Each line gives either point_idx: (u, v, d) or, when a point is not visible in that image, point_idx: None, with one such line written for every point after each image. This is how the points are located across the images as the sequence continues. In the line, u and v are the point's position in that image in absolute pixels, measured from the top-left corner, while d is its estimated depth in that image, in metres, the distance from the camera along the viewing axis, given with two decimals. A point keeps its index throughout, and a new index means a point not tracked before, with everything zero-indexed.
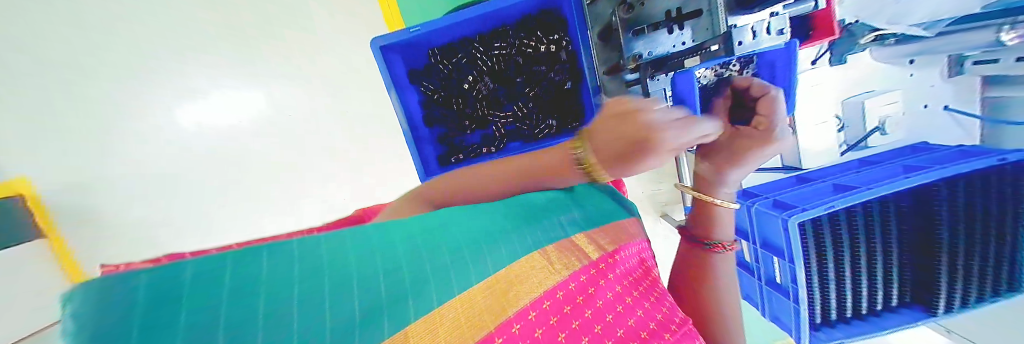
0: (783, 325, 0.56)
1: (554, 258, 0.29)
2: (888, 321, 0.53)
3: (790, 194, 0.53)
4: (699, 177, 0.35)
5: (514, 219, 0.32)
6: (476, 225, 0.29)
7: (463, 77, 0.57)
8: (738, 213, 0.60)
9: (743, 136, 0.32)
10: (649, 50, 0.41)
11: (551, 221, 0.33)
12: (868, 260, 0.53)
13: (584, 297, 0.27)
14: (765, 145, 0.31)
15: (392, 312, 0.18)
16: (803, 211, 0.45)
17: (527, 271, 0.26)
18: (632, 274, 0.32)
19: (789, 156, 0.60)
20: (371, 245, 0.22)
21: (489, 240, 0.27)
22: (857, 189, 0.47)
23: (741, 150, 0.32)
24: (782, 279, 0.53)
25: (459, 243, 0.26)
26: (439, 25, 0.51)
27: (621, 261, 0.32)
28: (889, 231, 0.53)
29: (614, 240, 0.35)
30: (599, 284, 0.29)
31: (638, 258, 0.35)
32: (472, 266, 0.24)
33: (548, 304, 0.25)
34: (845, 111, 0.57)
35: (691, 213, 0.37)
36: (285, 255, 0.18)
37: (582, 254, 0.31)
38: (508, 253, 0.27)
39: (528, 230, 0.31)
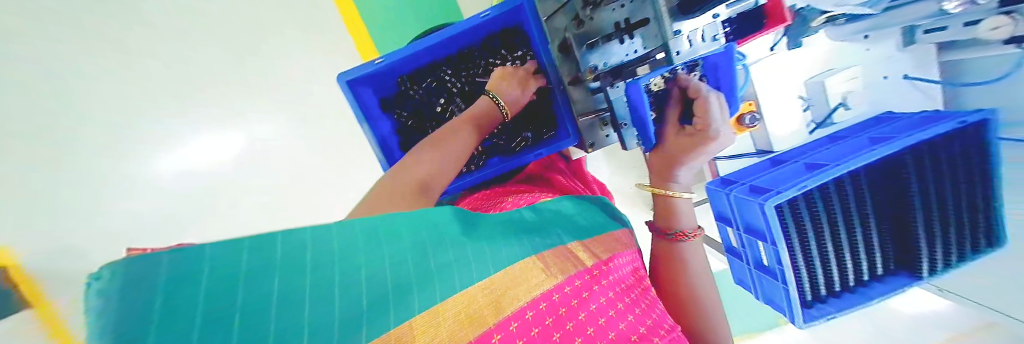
0: (777, 306, 0.58)
1: (550, 260, 0.30)
2: (875, 291, 0.55)
3: (767, 177, 0.54)
4: (658, 174, 0.40)
5: (510, 226, 0.33)
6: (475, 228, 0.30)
7: (433, 101, 0.57)
8: (718, 200, 0.61)
9: (689, 137, 0.37)
10: (603, 61, 0.44)
11: (550, 232, 0.34)
12: (849, 234, 0.54)
13: (578, 301, 0.28)
14: (708, 143, 0.36)
15: (397, 302, 0.20)
16: (780, 194, 0.46)
17: (525, 271, 0.27)
18: (623, 282, 0.33)
19: (760, 141, 0.63)
20: (379, 237, 0.23)
21: (491, 242, 0.28)
22: (826, 167, 0.48)
23: (689, 148, 0.37)
24: (768, 261, 0.54)
25: (461, 241, 0.27)
26: (406, 53, 0.53)
27: (613, 268, 0.33)
28: (865, 203, 0.55)
29: (608, 249, 0.36)
30: (592, 289, 0.29)
31: (630, 268, 0.36)
32: (473, 264, 0.25)
33: (544, 305, 0.26)
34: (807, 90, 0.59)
35: (654, 206, 0.40)
36: (298, 240, 0.19)
37: (577, 261, 0.31)
38: (509, 255, 0.28)
39: (526, 237, 0.32)
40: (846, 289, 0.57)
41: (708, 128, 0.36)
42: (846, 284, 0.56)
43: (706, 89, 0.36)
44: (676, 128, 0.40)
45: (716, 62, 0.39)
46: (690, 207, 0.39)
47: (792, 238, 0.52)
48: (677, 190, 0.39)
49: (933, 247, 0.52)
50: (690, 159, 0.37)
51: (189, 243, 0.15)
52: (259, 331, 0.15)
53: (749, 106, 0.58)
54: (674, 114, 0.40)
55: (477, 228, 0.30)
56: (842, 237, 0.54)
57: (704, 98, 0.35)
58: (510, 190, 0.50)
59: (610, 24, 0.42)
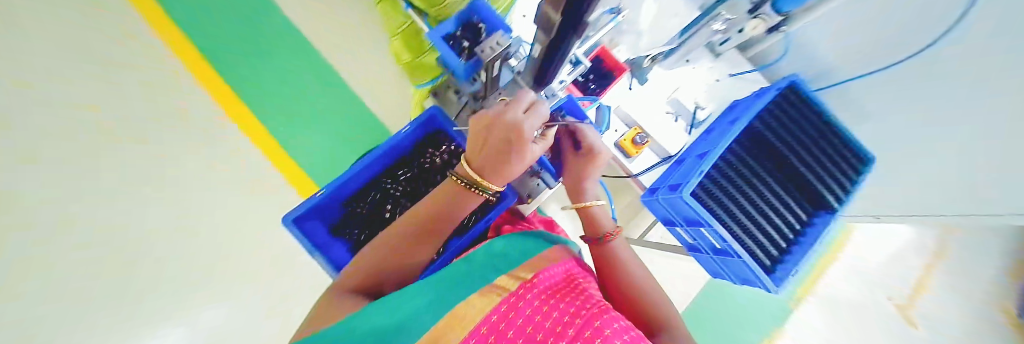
0: (752, 281, 0.65)
1: (475, 302, 0.31)
2: (819, 226, 0.64)
3: (676, 175, 0.63)
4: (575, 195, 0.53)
5: (439, 288, 0.35)
6: (399, 311, 0.30)
7: (381, 210, 0.61)
8: (656, 207, 0.69)
9: (586, 157, 0.52)
10: None
11: (474, 276, 0.38)
12: (768, 191, 0.65)
13: (505, 324, 0.28)
14: (603, 155, 0.51)
15: None
16: (687, 184, 0.56)
17: (458, 317, 0.29)
18: (553, 287, 0.35)
19: (659, 151, 0.75)
20: None
21: (413, 316, 0.29)
22: (709, 153, 0.61)
23: (587, 167, 0.51)
24: (719, 244, 0.62)
25: (381, 331, 0.27)
26: (343, 178, 0.59)
27: (540, 280, 0.35)
28: (757, 169, 0.66)
29: (534, 267, 0.39)
30: (518, 305, 0.31)
31: (560, 276, 0.38)
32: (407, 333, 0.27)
33: (484, 329, 0.28)
34: (673, 107, 0.75)
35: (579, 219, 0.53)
36: None
37: (501, 289, 0.34)
38: (431, 316, 0.29)
39: (452, 289, 0.34)
40: (798, 235, 0.65)
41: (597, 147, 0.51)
42: (787, 238, 0.64)
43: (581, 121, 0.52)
44: (572, 152, 0.54)
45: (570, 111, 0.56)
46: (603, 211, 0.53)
47: (722, 215, 0.61)
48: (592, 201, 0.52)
49: (824, 180, 0.66)
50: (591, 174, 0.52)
51: None
52: None
53: (635, 130, 0.72)
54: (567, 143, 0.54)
55: (403, 306, 0.31)
56: (763, 196, 0.64)
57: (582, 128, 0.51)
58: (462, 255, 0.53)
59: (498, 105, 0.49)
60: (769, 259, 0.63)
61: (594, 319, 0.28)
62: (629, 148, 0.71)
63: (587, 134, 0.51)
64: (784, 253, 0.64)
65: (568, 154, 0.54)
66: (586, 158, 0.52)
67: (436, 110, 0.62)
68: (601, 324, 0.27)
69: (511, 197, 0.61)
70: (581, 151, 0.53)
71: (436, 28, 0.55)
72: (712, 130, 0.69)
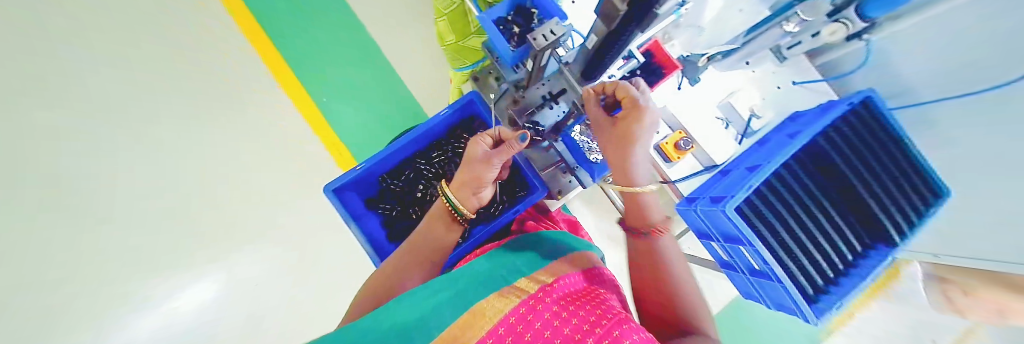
0: (789, 308, 0.61)
1: (495, 301, 0.32)
2: (876, 259, 0.59)
3: (720, 188, 0.59)
4: (621, 177, 0.46)
5: (460, 284, 0.36)
6: (424, 304, 0.31)
7: (413, 189, 0.62)
8: (692, 218, 0.66)
9: (626, 120, 0.41)
10: (542, 123, 0.51)
11: (495, 275, 0.38)
12: (821, 214, 0.59)
13: (523, 326, 0.28)
14: (644, 115, 0.39)
15: None
16: (733, 198, 0.52)
17: (478, 316, 0.29)
18: (571, 295, 0.33)
19: (703, 159, 0.71)
20: None
21: (433, 309, 0.30)
22: (762, 167, 0.56)
23: (627, 133, 0.41)
24: (758, 264, 0.58)
25: (403, 321, 0.29)
26: (382, 155, 0.60)
27: (560, 286, 0.35)
28: (811, 190, 0.61)
29: (554, 273, 0.38)
30: (536, 310, 0.30)
31: (581, 284, 0.37)
32: (430, 323, 0.28)
33: (502, 330, 0.28)
34: (722, 111, 0.69)
35: (625, 206, 0.47)
36: None
37: (520, 292, 0.34)
38: (451, 312, 0.30)
39: (473, 285, 0.35)
40: (851, 265, 0.60)
41: (633, 104, 0.39)
42: (837, 267, 0.59)
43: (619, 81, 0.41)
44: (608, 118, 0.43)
45: None
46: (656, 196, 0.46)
47: (768, 236, 0.57)
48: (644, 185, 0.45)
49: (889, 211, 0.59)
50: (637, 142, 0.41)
51: None
52: None
53: (680, 133, 0.68)
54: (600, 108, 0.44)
55: (423, 300, 0.32)
56: (815, 218, 0.59)
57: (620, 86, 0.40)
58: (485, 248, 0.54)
59: (538, 97, 0.51)
60: (812, 289, 0.58)
61: (613, 329, 0.25)
62: (671, 153, 0.67)
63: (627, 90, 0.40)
64: (831, 283, 0.59)
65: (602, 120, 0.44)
66: (624, 123, 0.41)
67: (475, 95, 0.62)
68: (620, 334, 0.25)
69: (540, 191, 0.58)
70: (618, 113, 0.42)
71: (490, 10, 0.53)
72: (768, 141, 0.64)
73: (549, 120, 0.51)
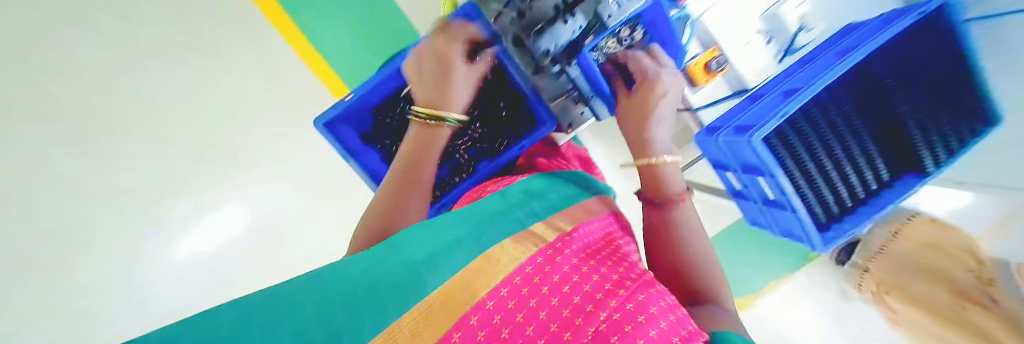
0: (796, 236, 0.61)
1: (511, 248, 0.31)
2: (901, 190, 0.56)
3: (747, 116, 0.54)
4: (640, 146, 0.44)
5: (473, 222, 0.35)
6: (433, 241, 0.30)
7: (410, 124, 0.58)
8: (710, 149, 0.61)
9: (641, 91, 0.44)
10: (555, 44, 0.47)
11: (512, 215, 0.37)
12: (845, 146, 0.56)
13: (540, 278, 0.29)
14: (657, 86, 0.42)
15: (356, 332, 0.19)
16: (763, 126, 0.47)
17: (490, 262, 0.29)
18: (590, 247, 0.34)
19: (733, 82, 0.64)
20: (329, 287, 0.23)
21: (449, 249, 0.29)
22: (800, 91, 0.49)
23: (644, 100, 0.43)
24: (774, 194, 0.55)
25: (413, 260, 0.27)
26: (373, 82, 0.54)
27: (578, 237, 0.35)
28: (851, 119, 0.56)
29: (574, 221, 0.38)
30: (556, 261, 0.31)
31: (600, 234, 0.38)
32: (444, 263, 0.27)
33: (518, 279, 0.28)
34: (765, 25, 0.60)
35: (643, 177, 0.45)
36: (245, 304, 0.19)
37: (538, 238, 0.34)
38: (465, 254, 0.29)
39: (489, 225, 0.34)
40: (872, 195, 0.58)
41: (647, 77, 0.43)
42: (853, 197, 0.57)
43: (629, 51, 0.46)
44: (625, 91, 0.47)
45: (653, 20, 0.46)
46: (675, 169, 0.44)
47: (789, 167, 0.54)
48: (661, 156, 0.43)
49: (927, 137, 0.54)
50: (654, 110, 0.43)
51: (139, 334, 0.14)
52: None
53: (714, 51, 0.59)
54: (618, 81, 0.48)
55: (434, 235, 0.31)
56: (836, 150, 0.55)
57: (634, 55, 0.45)
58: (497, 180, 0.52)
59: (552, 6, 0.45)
60: (822, 218, 0.58)
61: (638, 292, 0.28)
62: (699, 75, 0.60)
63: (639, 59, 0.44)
64: (844, 213, 0.58)
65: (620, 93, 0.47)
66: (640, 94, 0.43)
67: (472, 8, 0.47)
68: (645, 299, 0.27)
69: (548, 125, 0.55)
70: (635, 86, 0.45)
71: None
72: (815, 60, 0.55)
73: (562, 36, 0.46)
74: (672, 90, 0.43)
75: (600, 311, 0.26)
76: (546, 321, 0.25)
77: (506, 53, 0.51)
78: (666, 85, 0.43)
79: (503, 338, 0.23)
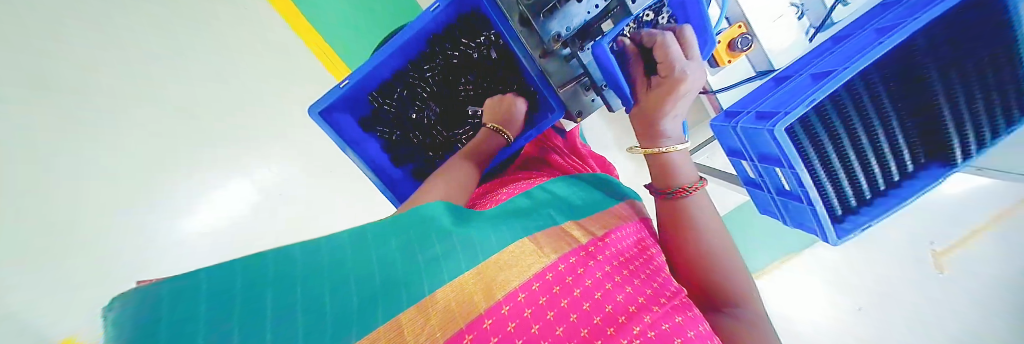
0: (808, 228, 0.59)
1: (545, 242, 0.35)
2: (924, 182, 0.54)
3: (772, 100, 0.51)
4: (646, 134, 0.42)
5: (503, 215, 0.39)
6: (459, 223, 0.35)
7: (408, 111, 0.57)
8: (726, 136, 0.59)
9: (661, 87, 0.40)
10: (566, 27, 0.42)
11: (543, 214, 0.41)
12: (874, 136, 0.52)
13: (574, 278, 0.32)
14: (679, 85, 0.38)
15: (386, 302, 0.25)
16: (788, 115, 0.43)
17: (520, 256, 0.33)
18: (623, 254, 0.38)
19: (759, 63, 0.61)
20: (364, 252, 0.29)
21: (480, 232, 0.34)
22: (834, 73, 0.45)
23: (658, 102, 0.40)
24: (790, 185, 0.53)
25: (448, 233, 0.32)
26: (369, 66, 0.50)
27: (611, 243, 0.38)
28: (883, 106, 0.52)
29: (605, 224, 0.42)
30: (588, 264, 0.34)
31: (633, 239, 0.41)
32: (478, 247, 0.31)
33: (550, 276, 0.31)
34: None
35: (649, 167, 0.43)
36: (288, 257, 0.26)
37: (573, 240, 0.37)
38: (500, 240, 0.33)
39: (519, 220, 0.38)
40: (892, 186, 0.56)
41: (671, 71, 0.38)
42: (875, 188, 0.55)
43: (663, 33, 0.38)
44: (643, 80, 0.42)
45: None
46: (686, 157, 0.42)
47: (811, 159, 0.51)
48: (671, 144, 0.41)
49: (962, 129, 0.50)
50: (667, 112, 0.40)
51: (191, 270, 0.21)
52: (286, 324, 0.22)
53: (739, 28, 0.55)
54: (637, 66, 0.43)
55: (468, 220, 0.36)
56: (862, 141, 0.51)
57: (662, 40, 0.37)
58: (513, 179, 0.54)
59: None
60: (839, 210, 0.56)
61: (676, 313, 0.31)
62: (721, 57, 0.56)
63: (668, 50, 0.37)
64: (861, 206, 0.56)
65: (637, 80, 0.43)
66: (656, 93, 0.40)
67: None
68: (682, 321, 0.30)
69: (556, 113, 0.52)
70: (657, 78, 0.41)
71: None
72: (849, 40, 0.51)
73: (577, 17, 0.41)
74: (692, 89, 0.39)
75: (633, 324, 0.29)
76: (577, 325, 0.28)
77: (511, 32, 0.47)
78: (689, 86, 0.38)
79: (533, 333, 0.27)
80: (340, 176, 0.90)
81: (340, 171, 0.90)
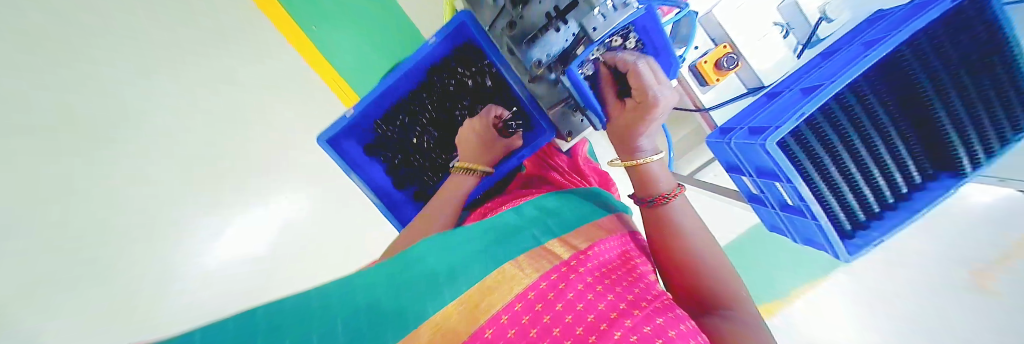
0: (816, 244, 0.57)
1: (527, 264, 0.35)
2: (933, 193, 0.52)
3: (762, 116, 0.51)
4: (623, 149, 0.44)
5: (490, 235, 0.39)
6: (446, 253, 0.35)
7: (408, 137, 0.60)
8: (722, 152, 0.59)
9: (635, 111, 0.41)
10: (546, 53, 0.44)
11: (526, 235, 0.40)
12: (877, 149, 0.51)
13: (556, 294, 0.32)
14: (653, 110, 0.39)
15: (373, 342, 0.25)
16: (778, 130, 0.44)
17: (504, 279, 0.33)
18: (607, 266, 0.37)
19: (748, 80, 0.61)
20: (350, 293, 0.28)
21: (466, 260, 0.34)
22: (822, 87, 0.46)
23: (636, 122, 0.41)
24: (794, 201, 0.52)
25: (434, 268, 0.32)
26: (372, 97, 0.54)
27: (593, 256, 0.38)
28: (880, 120, 0.52)
29: (589, 238, 0.41)
30: (569, 278, 0.34)
31: (616, 252, 0.40)
32: (463, 279, 0.32)
33: (532, 294, 0.32)
34: (783, 16, 0.57)
35: (630, 177, 0.45)
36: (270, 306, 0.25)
37: (554, 257, 0.37)
38: (483, 268, 0.33)
39: (503, 244, 0.38)
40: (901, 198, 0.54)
41: (646, 98, 0.39)
42: (883, 200, 0.54)
43: (636, 62, 0.39)
44: (617, 100, 0.44)
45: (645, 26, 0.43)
46: (664, 167, 0.44)
47: (809, 173, 0.51)
48: (648, 156, 0.43)
49: (967, 139, 0.49)
50: (643, 130, 0.41)
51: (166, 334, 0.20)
52: None
53: (724, 48, 0.56)
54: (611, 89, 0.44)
55: (454, 246, 0.36)
56: (863, 154, 0.51)
57: (636, 70, 0.39)
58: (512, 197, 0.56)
59: (541, 16, 0.42)
60: (847, 225, 0.55)
61: (656, 316, 0.30)
62: (708, 75, 0.57)
63: (642, 77, 0.38)
64: (869, 220, 0.55)
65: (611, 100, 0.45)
66: (632, 112, 0.41)
67: (466, 16, 0.49)
68: (664, 323, 0.29)
69: (547, 134, 0.54)
70: (632, 100, 0.41)
71: None
72: (838, 54, 0.52)
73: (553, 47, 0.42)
74: (666, 109, 0.40)
75: (614, 330, 0.28)
76: (559, 337, 0.28)
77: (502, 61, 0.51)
78: (663, 108, 0.39)
79: None
80: (351, 199, 0.93)
81: (351, 195, 0.93)
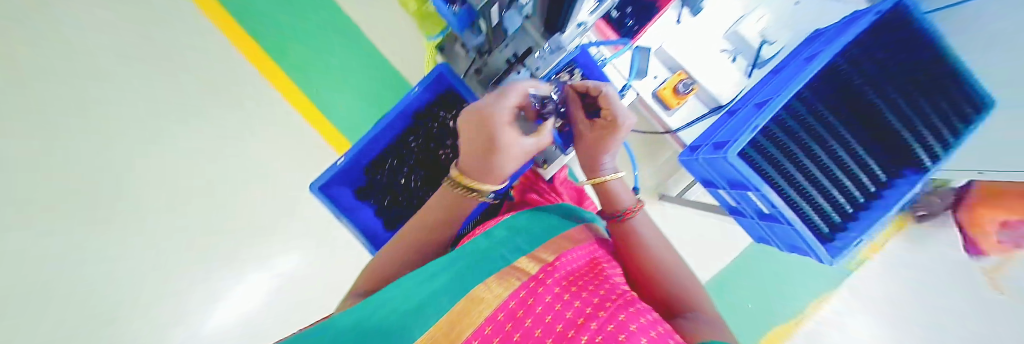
0: (800, 251, 0.58)
1: (495, 284, 0.33)
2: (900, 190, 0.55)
3: (723, 131, 0.55)
4: (590, 167, 0.48)
5: (457, 267, 0.37)
6: (410, 291, 0.32)
7: (397, 178, 0.63)
8: (695, 168, 0.63)
9: (604, 131, 0.44)
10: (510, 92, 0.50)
11: (494, 256, 0.39)
12: (836, 153, 0.55)
13: (524, 310, 0.29)
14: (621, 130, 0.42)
15: None
16: (736, 142, 0.48)
17: (474, 306, 0.30)
18: (572, 275, 0.36)
19: (707, 101, 0.67)
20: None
21: (432, 294, 0.31)
22: (771, 101, 0.51)
23: (604, 142, 0.44)
24: (767, 208, 0.54)
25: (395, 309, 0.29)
26: (362, 144, 0.58)
27: (561, 266, 0.37)
28: (835, 127, 0.56)
29: (557, 250, 0.40)
30: (537, 292, 0.32)
31: (583, 260, 0.39)
32: (428, 310, 0.29)
33: (501, 315, 0.29)
34: (729, 43, 0.64)
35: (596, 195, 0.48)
36: None
37: (523, 273, 0.35)
38: (450, 297, 0.31)
39: (469, 271, 0.36)
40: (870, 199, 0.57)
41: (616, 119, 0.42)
42: (856, 201, 0.56)
43: (604, 87, 0.42)
44: (584, 121, 0.46)
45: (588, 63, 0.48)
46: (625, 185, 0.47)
47: (775, 181, 0.54)
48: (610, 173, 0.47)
49: (914, 137, 0.54)
50: (611, 148, 0.44)
51: None
52: None
53: (679, 75, 0.63)
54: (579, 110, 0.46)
55: (420, 285, 0.33)
56: (823, 159, 0.55)
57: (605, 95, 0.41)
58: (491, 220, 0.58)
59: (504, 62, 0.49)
60: (825, 228, 0.56)
61: (619, 313, 0.28)
62: (668, 99, 0.64)
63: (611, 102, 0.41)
64: (845, 222, 0.56)
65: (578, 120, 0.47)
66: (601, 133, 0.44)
67: (444, 68, 0.56)
68: (626, 318, 0.27)
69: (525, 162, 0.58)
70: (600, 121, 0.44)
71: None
72: (783, 70, 0.58)
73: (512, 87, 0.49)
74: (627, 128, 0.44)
75: (581, 334, 0.26)
76: None
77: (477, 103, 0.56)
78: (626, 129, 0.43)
79: None
80: None
81: None
